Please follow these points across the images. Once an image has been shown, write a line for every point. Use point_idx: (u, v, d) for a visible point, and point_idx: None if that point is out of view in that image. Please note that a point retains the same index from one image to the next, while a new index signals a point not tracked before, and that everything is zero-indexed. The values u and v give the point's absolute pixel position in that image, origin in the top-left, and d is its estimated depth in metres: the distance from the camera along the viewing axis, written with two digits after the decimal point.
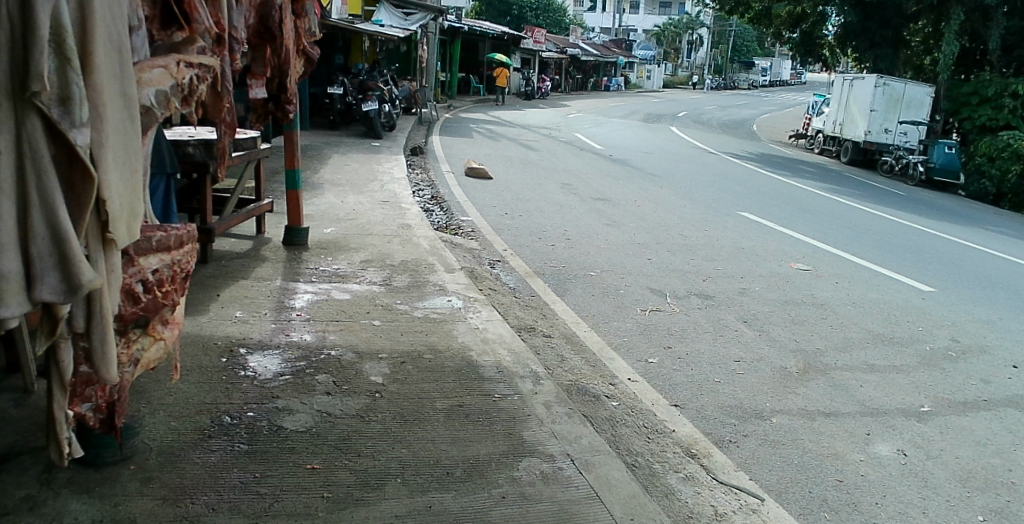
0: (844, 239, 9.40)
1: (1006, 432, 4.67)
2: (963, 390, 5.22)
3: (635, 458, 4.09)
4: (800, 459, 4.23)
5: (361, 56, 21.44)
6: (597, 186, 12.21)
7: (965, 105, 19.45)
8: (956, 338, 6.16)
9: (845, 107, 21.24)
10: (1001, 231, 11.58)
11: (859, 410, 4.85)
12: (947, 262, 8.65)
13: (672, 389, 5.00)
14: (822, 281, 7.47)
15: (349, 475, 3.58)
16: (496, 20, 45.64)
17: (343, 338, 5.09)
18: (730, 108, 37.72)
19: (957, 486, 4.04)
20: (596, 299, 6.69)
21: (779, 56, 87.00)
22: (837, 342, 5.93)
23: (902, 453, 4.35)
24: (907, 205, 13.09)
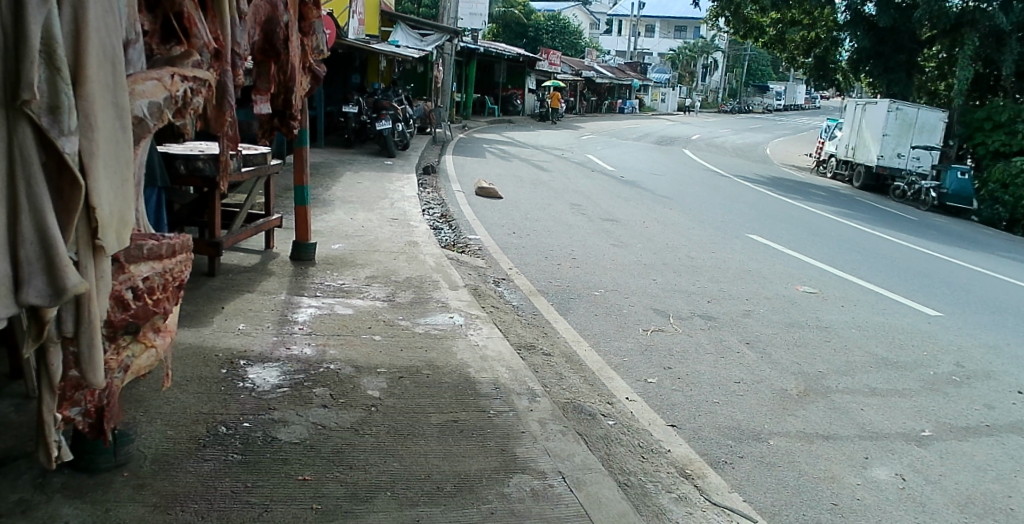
0: (852, 263, 9.33)
1: (1010, 460, 4.59)
2: (964, 415, 5.16)
3: (628, 478, 4.07)
4: (797, 482, 4.18)
5: (377, 76, 21.73)
6: (606, 207, 12.24)
7: (978, 130, 19.25)
8: (961, 363, 6.08)
9: (858, 132, 21.15)
10: (1012, 257, 11.41)
11: (858, 433, 4.80)
12: (954, 287, 8.55)
13: (671, 408, 4.99)
14: (827, 305, 7.41)
15: (339, 487, 3.59)
16: (512, 42, 45.96)
17: (342, 352, 5.12)
18: (746, 132, 37.73)
19: (955, 511, 3.98)
20: (598, 318, 6.68)
21: (796, 81, 86.88)
22: (839, 365, 5.88)
23: (901, 478, 4.29)
24: (918, 229, 12.95)
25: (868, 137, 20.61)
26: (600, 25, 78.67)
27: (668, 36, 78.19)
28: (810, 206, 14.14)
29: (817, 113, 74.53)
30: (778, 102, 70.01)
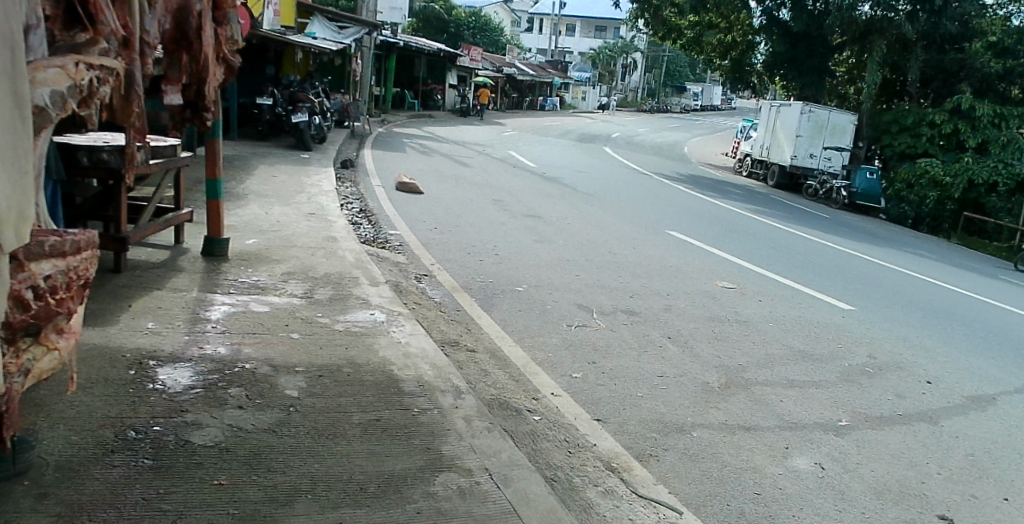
0: (770, 259, 9.61)
1: (919, 446, 4.79)
2: (880, 405, 5.36)
3: (554, 472, 4.04)
4: (720, 473, 4.24)
5: (294, 69, 21.12)
6: (529, 203, 12.25)
7: (886, 133, 20.26)
8: (874, 355, 6.32)
9: (772, 133, 21.89)
10: (915, 253, 12.00)
11: (778, 424, 4.91)
12: (868, 282, 8.92)
13: (595, 403, 4.99)
14: (746, 300, 7.61)
15: (258, 491, 3.42)
16: (433, 37, 45.53)
17: (258, 351, 4.89)
18: (663, 131, 38.54)
19: (872, 499, 4.11)
20: (523, 314, 6.65)
21: (711, 82, 89.35)
22: (758, 359, 6.02)
23: (820, 467, 4.41)
24: (829, 227, 13.48)
25: (781, 138, 21.36)
26: (521, 23, 78.97)
27: (588, 36, 79.20)
28: (727, 204, 14.54)
29: (729, 114, 76.88)
30: (694, 102, 71.80)
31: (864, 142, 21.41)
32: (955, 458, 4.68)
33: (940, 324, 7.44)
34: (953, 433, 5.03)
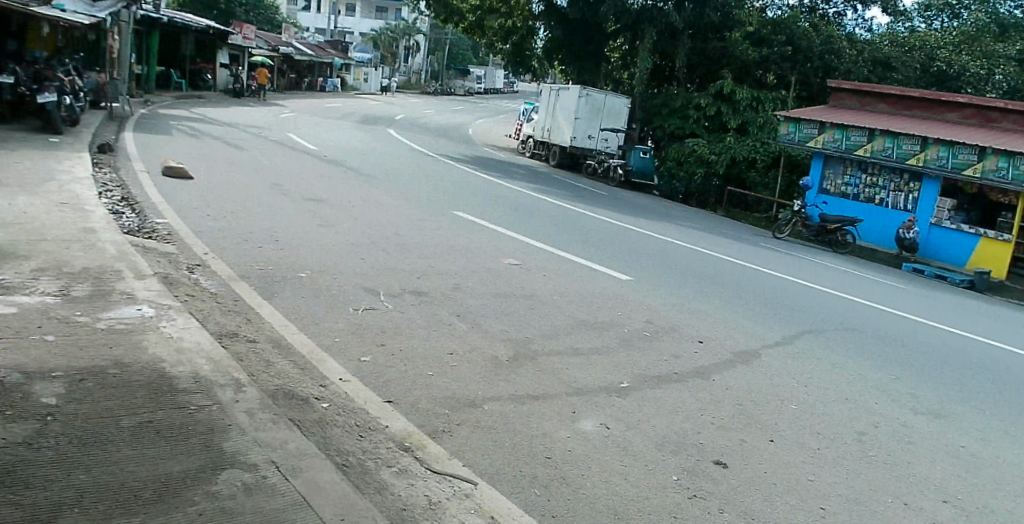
0: (557, 236, 10.17)
1: (681, 389, 5.15)
2: (659, 363, 5.61)
3: (346, 458, 4.01)
4: (511, 441, 4.37)
5: (38, 44, 18.66)
6: (312, 187, 11.86)
7: (657, 116, 22.16)
8: (651, 319, 6.76)
9: (553, 116, 23.03)
10: (679, 224, 13.26)
11: (565, 390, 5.07)
12: (647, 254, 9.75)
13: (383, 385, 5.02)
14: (532, 275, 8.00)
15: (15, 511, 3.04)
16: (200, 14, 42.18)
17: (8, 358, 4.34)
18: (449, 113, 38.87)
19: (654, 451, 4.28)
20: (307, 300, 6.48)
21: (493, 66, 91.27)
22: (546, 329, 6.30)
23: (605, 427, 4.56)
24: (605, 203, 14.50)
25: (561, 120, 22.50)
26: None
27: (369, 15, 76.75)
28: (509, 183, 15.12)
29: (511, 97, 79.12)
30: (477, 86, 72.98)
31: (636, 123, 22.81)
32: (708, 391, 5.14)
33: (706, 289, 8.23)
34: (704, 363, 5.60)
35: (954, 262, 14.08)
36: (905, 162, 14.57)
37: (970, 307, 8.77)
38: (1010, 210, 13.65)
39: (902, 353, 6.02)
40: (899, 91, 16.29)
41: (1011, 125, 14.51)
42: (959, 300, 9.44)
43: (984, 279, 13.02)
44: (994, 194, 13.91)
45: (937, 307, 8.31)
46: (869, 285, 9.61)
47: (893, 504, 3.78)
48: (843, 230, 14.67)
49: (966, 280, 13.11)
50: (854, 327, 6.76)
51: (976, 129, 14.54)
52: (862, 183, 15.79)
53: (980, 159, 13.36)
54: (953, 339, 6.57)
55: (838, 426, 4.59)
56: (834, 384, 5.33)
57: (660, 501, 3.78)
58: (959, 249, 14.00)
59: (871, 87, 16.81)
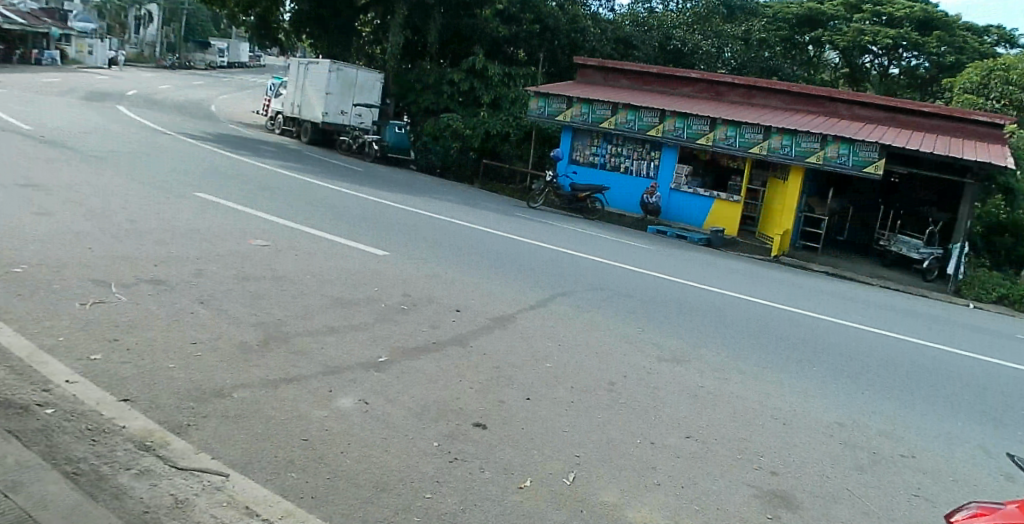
0: (301, 205, 8.93)
1: (438, 360, 4.57)
2: (411, 339, 4.81)
3: (76, 466, 3.24)
4: (264, 429, 3.72)
5: None
6: (21, 167, 10.04)
7: (413, 91, 21.34)
8: (409, 293, 5.68)
9: (303, 90, 21.60)
10: (442, 196, 12.98)
11: (320, 371, 4.36)
12: (399, 218, 8.76)
13: (121, 384, 4.01)
14: (280, 251, 6.58)
15: None
16: None
17: None
18: (187, 87, 35.79)
19: (415, 422, 3.90)
20: (9, 290, 5.16)
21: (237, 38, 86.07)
22: (298, 307, 5.27)
23: (364, 403, 4.05)
24: (364, 179, 13.82)
25: (311, 96, 21.18)
26: None
27: None
28: (256, 160, 13.80)
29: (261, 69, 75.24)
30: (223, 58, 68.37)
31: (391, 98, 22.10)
32: (463, 346, 4.78)
33: (455, 243, 7.65)
34: (459, 332, 5.01)
35: (692, 223, 14.77)
36: (645, 133, 15.00)
37: (700, 260, 9.28)
38: (738, 174, 14.52)
39: (642, 304, 6.03)
40: (641, 68, 16.73)
41: (738, 98, 15.71)
42: (689, 254, 9.97)
43: (718, 236, 13.79)
44: (723, 159, 14.72)
45: (669, 260, 8.62)
46: (610, 242, 9.80)
47: (640, 444, 3.91)
48: (592, 198, 14.93)
49: (704, 238, 13.73)
50: (599, 280, 6.68)
51: (709, 102, 15.51)
52: (608, 153, 15.86)
53: (711, 129, 14.17)
54: (687, 290, 6.77)
55: (592, 376, 4.57)
56: (589, 340, 5.11)
57: (420, 467, 3.54)
58: (696, 211, 14.71)
59: (615, 63, 17.07)
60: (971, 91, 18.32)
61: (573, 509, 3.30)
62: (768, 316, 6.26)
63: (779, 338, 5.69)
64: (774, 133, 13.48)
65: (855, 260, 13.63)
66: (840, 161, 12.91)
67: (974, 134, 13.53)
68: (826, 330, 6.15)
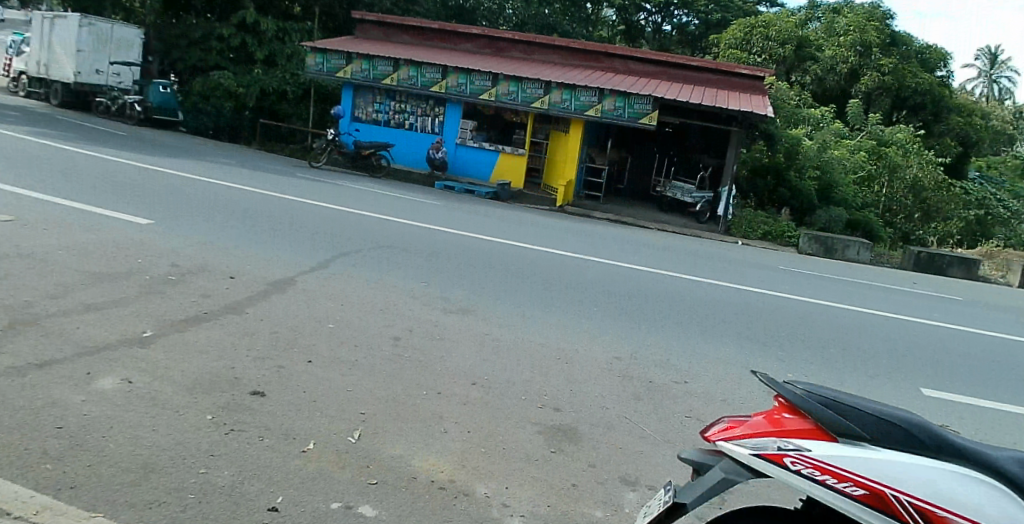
0: (47, 178, 7.86)
1: (214, 327, 4.33)
2: (184, 307, 4.59)
3: None
4: (13, 421, 3.22)
5: None
6: None
7: (175, 48, 19.28)
8: (177, 262, 5.35)
9: (48, 47, 18.52)
10: (223, 161, 12.06)
11: (79, 352, 3.94)
12: (166, 188, 7.96)
13: None
14: (32, 227, 5.89)
15: None
16: None
17: None
18: None
19: (187, 396, 3.56)
20: None
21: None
22: (51, 288, 4.70)
23: (127, 382, 3.66)
24: (132, 144, 12.42)
25: (57, 54, 18.18)
26: None
27: None
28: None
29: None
30: None
31: (154, 55, 19.75)
32: (239, 313, 4.55)
33: (237, 208, 7.24)
34: (236, 298, 4.78)
35: (479, 177, 14.92)
36: (429, 90, 14.85)
37: (488, 214, 9.43)
38: (522, 128, 14.73)
39: (431, 259, 6.01)
40: (420, 23, 16.46)
41: (519, 54, 15.95)
42: (478, 209, 10.05)
43: (505, 188, 13.94)
44: (507, 114, 14.82)
45: (459, 215, 8.66)
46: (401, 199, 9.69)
47: (425, 396, 3.66)
48: (378, 155, 14.56)
49: (492, 192, 13.84)
50: (387, 238, 6.57)
51: (491, 58, 15.63)
52: (391, 109, 15.53)
53: (493, 84, 14.36)
54: (476, 243, 6.85)
55: (367, 337, 4.26)
56: (374, 297, 4.94)
57: (190, 442, 3.19)
58: (481, 165, 14.87)
59: (394, 18, 16.58)
60: (735, 46, 20.05)
61: (354, 470, 3.09)
62: (553, 263, 6.45)
63: (563, 284, 5.74)
64: (553, 89, 13.93)
65: (636, 207, 14.50)
66: (616, 114, 13.63)
67: (735, 86, 14.75)
68: (607, 272, 6.37)
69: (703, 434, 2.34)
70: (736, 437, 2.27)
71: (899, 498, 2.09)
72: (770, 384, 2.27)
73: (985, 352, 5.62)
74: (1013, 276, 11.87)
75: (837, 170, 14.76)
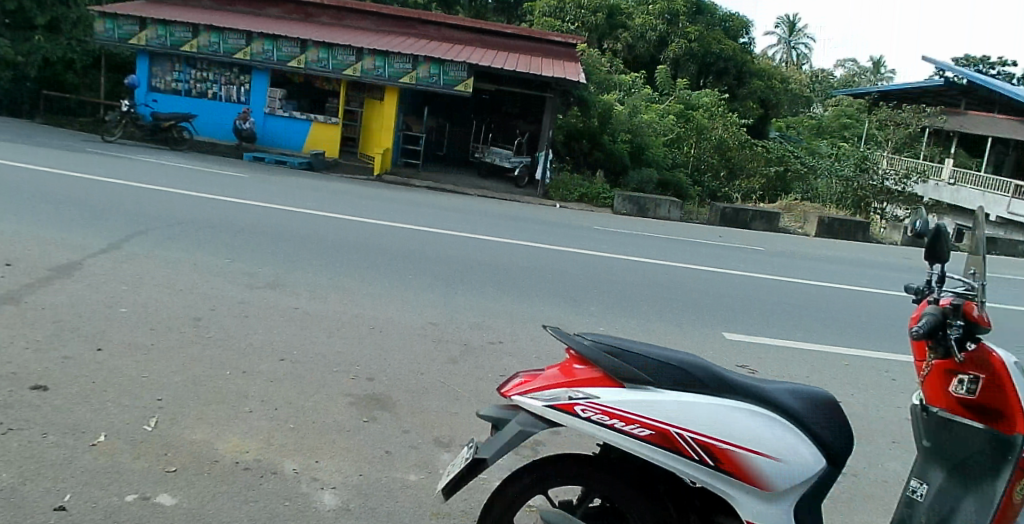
0: None
1: None
2: None
3: None
4: None
5: None
6: None
7: None
8: None
9: None
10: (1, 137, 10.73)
11: None
12: None
13: None
14: None
15: None
16: None
17: None
18: None
19: None
20: None
21: None
22: None
23: None
24: None
25: None
26: None
27: None
28: None
29: None
30: None
31: None
32: (15, 303, 4.07)
33: (12, 188, 6.50)
34: (10, 286, 4.29)
35: (290, 146, 14.46)
36: (231, 57, 14.07)
37: (301, 185, 9.11)
38: (335, 96, 14.50)
39: (239, 234, 5.77)
40: None
41: (328, 19, 15.44)
42: (292, 181, 9.67)
43: (320, 158, 13.45)
44: (318, 81, 14.52)
45: (269, 188, 8.34)
46: (205, 172, 9.18)
47: (231, 376, 3.49)
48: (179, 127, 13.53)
49: (305, 162, 13.33)
50: (190, 214, 6.21)
51: (300, 24, 15.00)
52: (192, 78, 14.60)
53: (302, 51, 13.85)
54: (288, 216, 6.65)
55: (170, 316, 4.07)
56: (173, 277, 4.65)
57: None
58: (293, 134, 14.42)
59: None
60: (550, 13, 20.65)
61: (151, 459, 2.81)
62: (368, 231, 6.41)
63: (377, 252, 5.72)
64: (366, 55, 13.68)
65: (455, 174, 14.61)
66: (431, 80, 13.52)
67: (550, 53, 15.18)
68: (422, 238, 6.42)
69: (499, 389, 2.22)
70: (530, 390, 2.17)
71: (683, 435, 2.08)
72: (560, 335, 2.19)
73: (766, 292, 6.22)
74: (809, 226, 13.09)
75: (646, 132, 15.62)
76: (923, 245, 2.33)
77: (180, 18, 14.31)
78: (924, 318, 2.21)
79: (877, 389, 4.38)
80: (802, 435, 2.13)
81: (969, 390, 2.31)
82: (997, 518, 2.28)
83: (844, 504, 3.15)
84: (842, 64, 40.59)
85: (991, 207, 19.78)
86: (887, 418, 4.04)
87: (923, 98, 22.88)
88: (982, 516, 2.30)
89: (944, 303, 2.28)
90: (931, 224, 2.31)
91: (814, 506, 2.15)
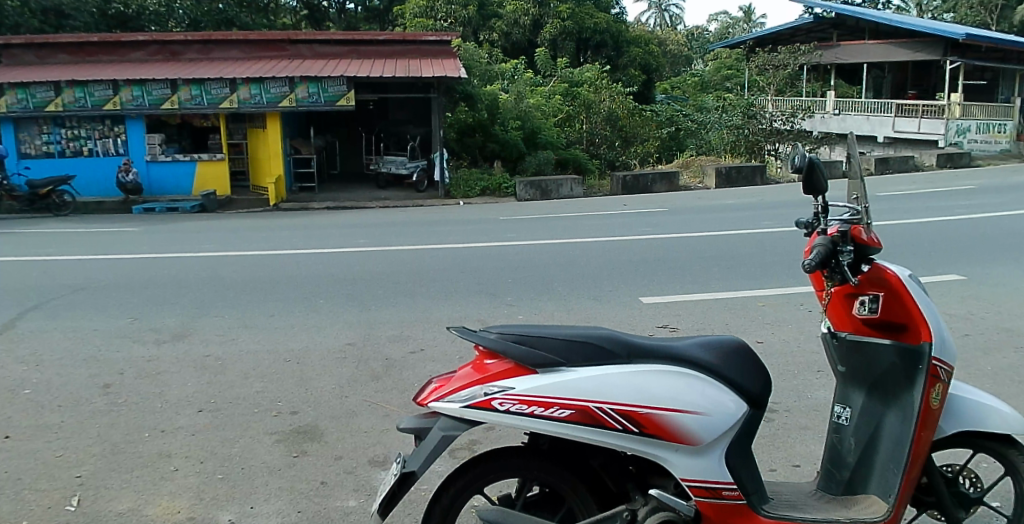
0: None
1: None
2: None
3: None
4: None
5: None
6: None
7: None
8: None
9: None
10: None
11: None
12: None
13: None
14: None
15: None
16: None
17: None
18: None
19: None
20: None
21: None
22: None
23: None
24: None
25: None
26: None
27: None
28: None
29: None
30: None
31: None
32: None
33: None
34: None
35: (179, 191, 14.00)
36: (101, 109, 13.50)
37: (193, 229, 8.79)
38: (215, 131, 14.23)
39: (137, 291, 5.54)
40: (76, 37, 14.63)
41: (195, 55, 14.82)
42: (187, 225, 9.33)
43: (211, 198, 13.04)
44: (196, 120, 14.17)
45: (162, 237, 8.02)
46: (91, 233, 8.75)
47: (150, 437, 3.35)
48: (58, 191, 12.84)
49: (196, 205, 12.91)
50: (80, 279, 5.92)
51: (165, 64, 14.34)
52: (63, 138, 13.85)
53: (173, 91, 13.43)
54: (187, 262, 6.41)
55: (76, 387, 3.88)
56: (73, 348, 4.43)
57: None
58: (180, 178, 13.96)
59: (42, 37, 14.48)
60: (420, 14, 21.17)
61: None
62: (273, 263, 6.27)
63: (284, 283, 5.60)
64: (240, 86, 13.38)
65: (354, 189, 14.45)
66: (311, 100, 13.41)
67: (426, 53, 15.17)
68: (330, 260, 6.31)
69: (415, 399, 2.19)
70: (446, 394, 2.15)
71: (603, 409, 2.05)
72: (466, 333, 2.16)
73: (672, 251, 6.35)
74: (709, 179, 13.47)
75: (535, 117, 15.55)
76: (799, 181, 2.26)
77: (39, 76, 13.61)
78: (815, 249, 2.15)
79: (796, 323, 4.55)
80: (718, 384, 2.13)
81: (872, 310, 2.21)
82: (920, 428, 2.19)
83: (770, 438, 3.26)
84: (716, 18, 41.74)
85: (875, 129, 20.77)
86: (807, 348, 4.20)
87: (795, 37, 23.84)
88: (904, 429, 2.21)
89: (831, 231, 2.21)
90: (807, 159, 2.23)
91: (743, 450, 2.16)
